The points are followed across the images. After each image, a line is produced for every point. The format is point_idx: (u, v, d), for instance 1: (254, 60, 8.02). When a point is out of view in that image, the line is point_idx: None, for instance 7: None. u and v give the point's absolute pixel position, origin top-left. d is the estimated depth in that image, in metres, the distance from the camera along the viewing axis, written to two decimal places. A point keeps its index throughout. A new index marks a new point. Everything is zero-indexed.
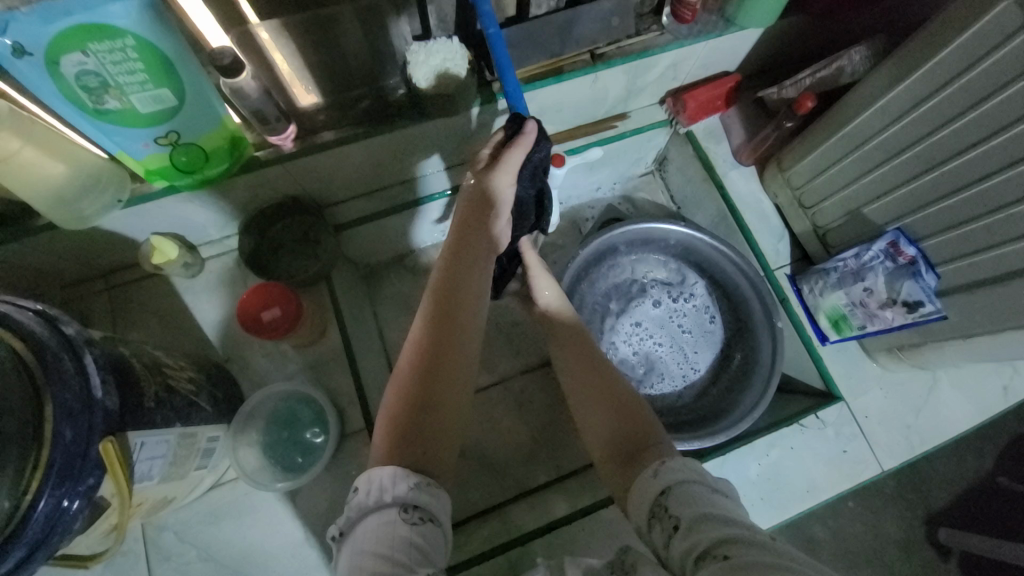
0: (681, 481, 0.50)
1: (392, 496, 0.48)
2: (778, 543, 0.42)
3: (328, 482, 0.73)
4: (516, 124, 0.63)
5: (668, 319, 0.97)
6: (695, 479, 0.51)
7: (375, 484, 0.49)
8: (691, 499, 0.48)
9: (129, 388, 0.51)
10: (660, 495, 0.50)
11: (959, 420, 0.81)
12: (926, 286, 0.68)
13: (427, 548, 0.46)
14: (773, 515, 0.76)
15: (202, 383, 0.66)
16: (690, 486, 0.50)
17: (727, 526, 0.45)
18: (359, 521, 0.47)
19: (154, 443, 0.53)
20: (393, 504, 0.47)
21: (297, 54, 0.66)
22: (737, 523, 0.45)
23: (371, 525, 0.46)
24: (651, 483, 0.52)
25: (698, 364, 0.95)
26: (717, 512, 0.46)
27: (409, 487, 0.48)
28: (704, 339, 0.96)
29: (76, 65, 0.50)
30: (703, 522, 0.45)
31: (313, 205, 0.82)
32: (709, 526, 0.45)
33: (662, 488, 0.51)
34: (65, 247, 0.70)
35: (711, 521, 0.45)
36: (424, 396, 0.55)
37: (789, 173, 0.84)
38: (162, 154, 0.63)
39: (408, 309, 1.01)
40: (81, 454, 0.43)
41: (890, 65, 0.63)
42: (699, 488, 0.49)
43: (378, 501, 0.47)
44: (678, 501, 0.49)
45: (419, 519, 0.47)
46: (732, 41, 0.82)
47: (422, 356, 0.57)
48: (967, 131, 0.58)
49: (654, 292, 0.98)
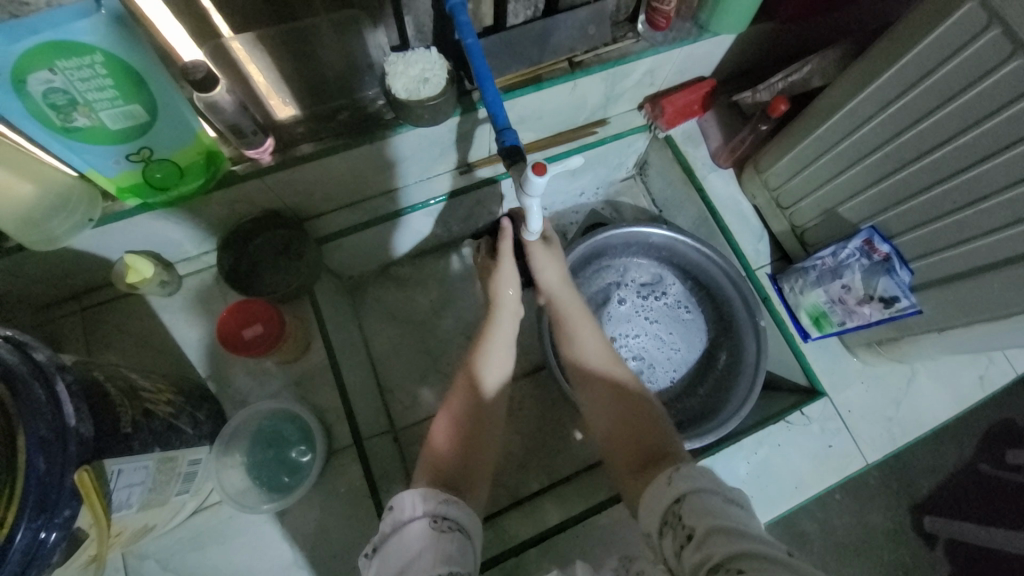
0: (695, 490, 0.49)
1: (423, 508, 0.50)
2: (799, 562, 0.40)
3: (317, 501, 0.71)
4: (497, 133, 0.63)
5: (640, 316, 0.99)
6: (711, 488, 0.49)
7: (406, 502, 0.51)
8: (705, 510, 0.47)
9: (107, 414, 0.49)
10: (673, 503, 0.50)
11: (939, 411, 0.83)
12: (901, 281, 0.70)
13: (457, 554, 0.47)
14: (770, 509, 0.77)
15: (182, 405, 0.64)
16: (704, 495, 0.49)
17: (744, 539, 0.43)
18: (393, 535, 0.49)
19: (132, 469, 0.51)
20: (424, 516, 0.50)
21: (273, 67, 0.65)
22: (753, 537, 0.43)
23: (404, 539, 0.48)
24: (664, 491, 0.52)
25: (676, 355, 0.96)
26: (731, 524, 0.45)
27: (438, 502, 0.51)
28: (676, 331, 0.97)
29: (42, 83, 0.48)
30: (715, 534, 0.44)
31: (293, 218, 0.81)
32: (721, 537, 0.43)
33: (676, 497, 0.50)
34: (35, 268, 0.67)
35: (723, 533, 0.44)
36: (461, 443, 0.61)
37: (766, 174, 0.86)
38: (135, 171, 0.61)
39: (394, 320, 1.00)
40: (57, 484, 0.42)
41: (858, 69, 0.65)
42: (712, 499, 0.48)
43: (410, 515, 0.50)
44: (692, 511, 0.48)
45: (450, 528, 0.49)
46: (706, 47, 0.83)
47: (454, 417, 0.63)
48: (934, 132, 0.60)
49: (625, 292, 0.99)
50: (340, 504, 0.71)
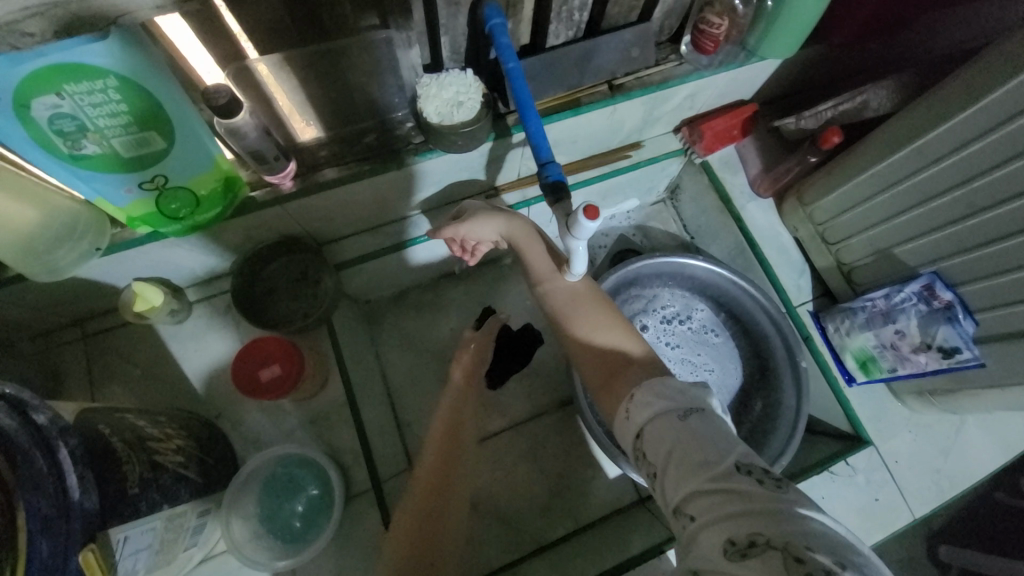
0: (652, 417, 0.48)
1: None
2: (749, 483, 0.40)
3: (331, 553, 0.66)
4: (538, 166, 0.58)
5: (665, 346, 0.92)
6: (665, 408, 0.48)
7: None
8: (662, 438, 0.46)
9: (112, 477, 0.45)
10: (636, 439, 0.49)
11: (987, 463, 0.78)
12: (964, 331, 0.66)
13: None
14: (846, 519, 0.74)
15: (192, 451, 0.59)
16: (662, 418, 0.47)
17: (694, 470, 0.42)
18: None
19: (138, 535, 0.47)
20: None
21: (297, 87, 0.59)
22: (701, 457, 0.43)
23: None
24: (626, 425, 0.50)
25: (710, 378, 0.90)
26: (683, 445, 0.44)
27: None
28: (705, 355, 0.92)
29: (49, 108, 0.44)
30: (670, 468, 0.44)
31: (312, 244, 0.76)
32: (675, 472, 0.43)
33: (637, 431, 0.49)
34: (37, 297, 0.63)
35: (676, 467, 0.43)
36: (431, 507, 0.61)
37: (811, 208, 0.81)
38: (147, 200, 0.57)
39: (411, 346, 0.95)
40: (58, 568, 0.37)
41: (924, 106, 0.61)
42: (668, 420, 0.46)
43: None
44: (651, 443, 0.47)
45: None
46: (751, 71, 0.79)
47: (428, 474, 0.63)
48: (1013, 179, 0.55)
49: (648, 321, 0.92)
50: (356, 558, 0.66)
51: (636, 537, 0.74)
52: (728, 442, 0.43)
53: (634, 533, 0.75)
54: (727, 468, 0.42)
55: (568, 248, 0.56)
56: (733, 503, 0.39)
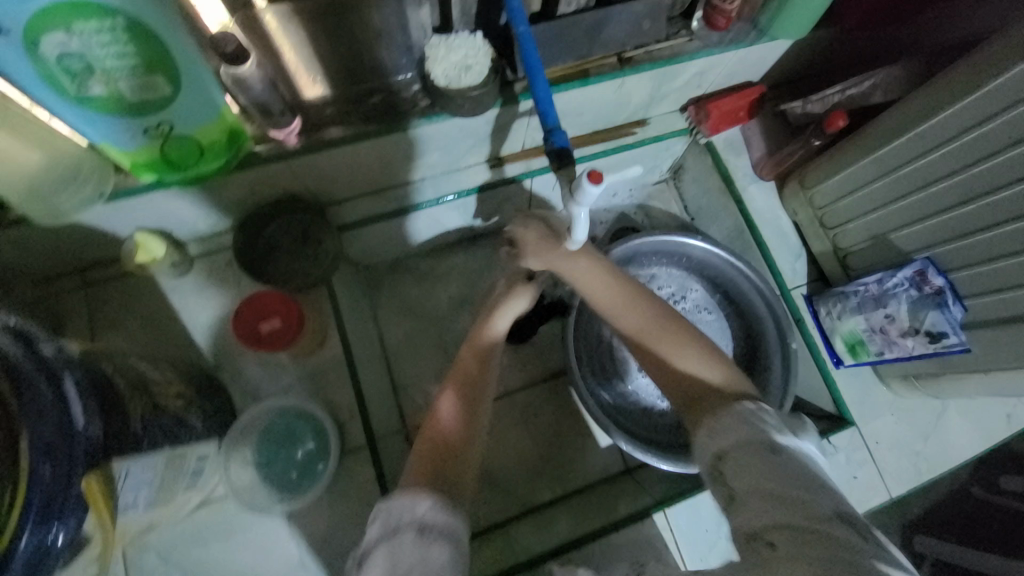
0: (736, 443, 0.48)
1: (411, 517, 0.46)
2: (849, 534, 0.40)
3: (326, 502, 0.69)
4: (544, 133, 0.58)
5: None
6: (757, 436, 0.47)
7: (395, 509, 0.47)
8: (746, 467, 0.46)
9: (114, 413, 0.46)
10: (716, 460, 0.49)
11: (965, 448, 0.81)
12: (952, 317, 0.67)
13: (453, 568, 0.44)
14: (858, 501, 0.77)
15: (191, 398, 0.61)
16: (750, 445, 0.47)
17: (788, 510, 0.42)
18: (381, 541, 0.45)
19: (140, 473, 0.51)
20: (411, 525, 0.45)
21: (305, 42, 0.60)
22: (796, 499, 0.42)
23: (393, 547, 0.44)
24: (709, 444, 0.50)
25: None
26: (776, 484, 0.44)
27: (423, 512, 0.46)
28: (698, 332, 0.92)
29: (57, 46, 0.44)
30: (754, 498, 0.44)
31: (315, 204, 0.77)
32: (761, 504, 0.43)
33: (716, 453, 0.49)
34: (39, 242, 0.63)
35: (762, 499, 0.43)
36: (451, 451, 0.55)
37: (812, 191, 0.82)
38: (152, 147, 0.57)
39: (409, 313, 0.96)
40: (62, 492, 0.39)
41: (930, 90, 0.61)
42: (755, 450, 0.46)
43: (396, 525, 0.46)
44: (735, 470, 0.46)
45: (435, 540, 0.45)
46: (761, 51, 0.78)
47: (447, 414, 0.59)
48: (1010, 166, 0.56)
49: None
50: (350, 507, 0.69)
51: (621, 504, 0.76)
52: (826, 491, 0.43)
53: (620, 501, 0.78)
54: (824, 513, 0.41)
55: (572, 213, 0.56)
56: (823, 550, 0.39)
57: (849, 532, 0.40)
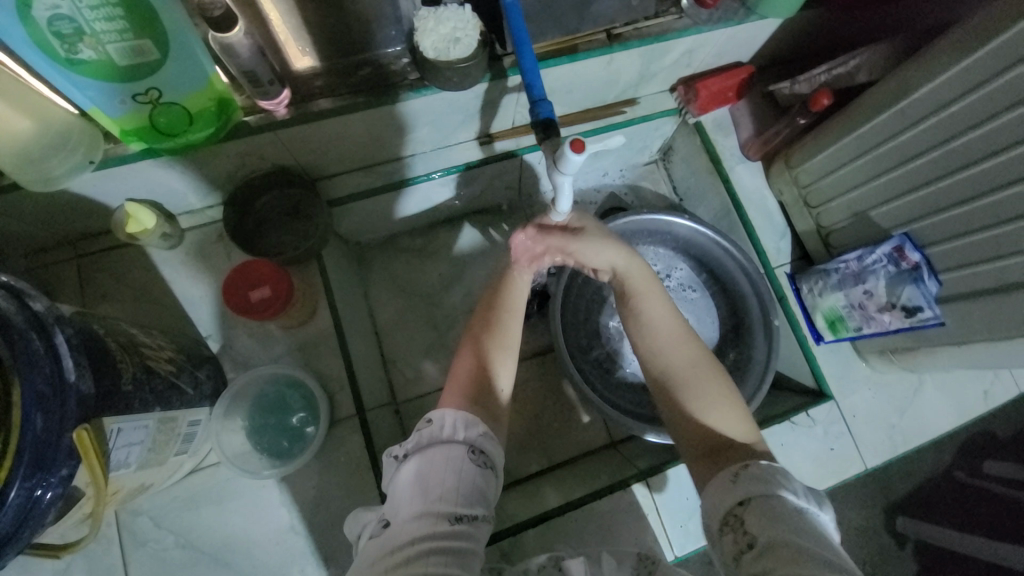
0: (761, 493, 0.48)
1: (463, 434, 0.51)
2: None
3: (316, 469, 0.70)
4: (531, 104, 0.59)
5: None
6: (784, 494, 0.48)
7: (447, 422, 0.52)
8: (772, 518, 0.46)
9: (106, 371, 0.47)
10: (737, 505, 0.49)
11: (941, 422, 0.83)
12: (927, 292, 0.69)
13: (484, 490, 0.49)
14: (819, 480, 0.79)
15: (182, 364, 0.62)
16: (775, 501, 0.47)
17: (808, 560, 0.41)
18: (427, 446, 0.50)
19: (132, 429, 0.49)
20: (463, 443, 0.50)
21: (293, 11, 0.60)
22: (816, 555, 0.42)
23: (440, 455, 0.49)
24: (730, 489, 0.50)
25: None
26: (798, 538, 0.44)
27: (478, 433, 0.51)
28: (682, 309, 0.95)
29: (48, 8, 0.44)
30: (779, 546, 0.43)
31: (305, 177, 0.77)
32: (784, 552, 0.43)
33: (741, 499, 0.49)
34: (30, 210, 0.64)
35: (786, 549, 0.43)
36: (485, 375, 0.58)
37: (797, 170, 0.83)
38: (141, 114, 0.57)
39: (400, 290, 0.97)
40: (54, 443, 0.40)
41: (911, 67, 0.62)
42: (779, 506, 0.47)
43: (450, 436, 0.50)
44: (758, 518, 0.46)
45: (482, 462, 0.50)
46: (750, 30, 0.79)
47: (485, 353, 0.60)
48: (985, 141, 0.57)
49: None
50: (340, 475, 0.70)
51: (603, 476, 0.78)
52: (843, 559, 0.43)
53: (605, 473, 0.79)
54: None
55: (555, 181, 0.57)
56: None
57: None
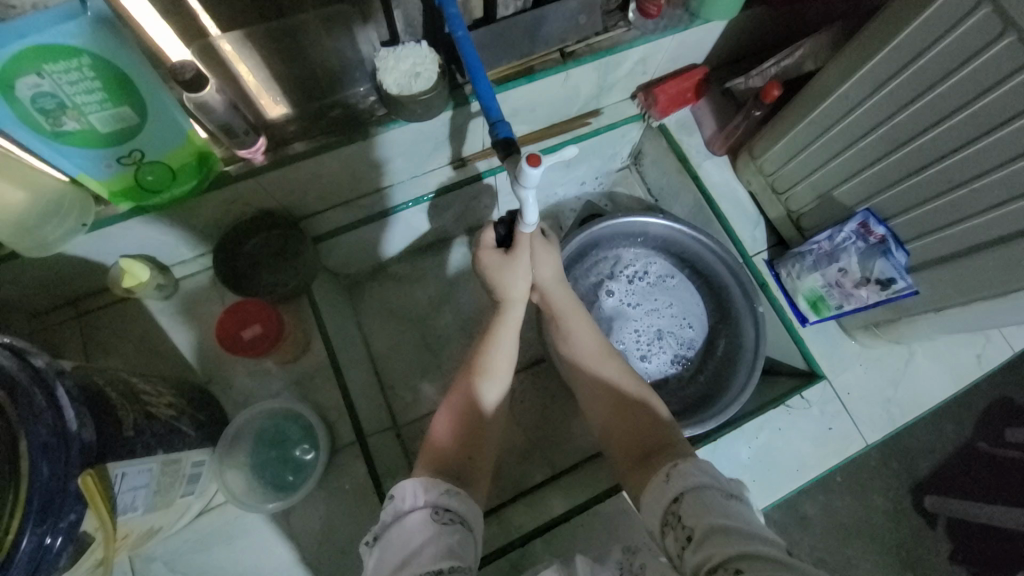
0: (693, 487, 0.50)
1: (424, 499, 0.51)
2: (798, 560, 0.41)
3: (321, 499, 0.72)
4: (490, 126, 0.63)
5: (628, 308, 0.98)
6: (710, 484, 0.50)
7: (407, 492, 0.52)
8: (702, 508, 0.48)
9: (108, 417, 0.49)
10: (673, 502, 0.51)
11: (937, 391, 0.83)
12: (897, 263, 0.71)
13: (457, 547, 0.48)
14: (768, 495, 0.78)
15: (183, 407, 0.64)
16: (704, 491, 0.49)
17: (736, 537, 0.43)
18: (392, 525, 0.50)
19: (137, 473, 0.51)
20: (426, 506, 0.50)
21: (262, 66, 0.64)
22: (751, 535, 0.44)
23: (405, 526, 0.49)
24: (664, 489, 0.52)
25: (672, 313, 0.98)
26: (734, 523, 0.45)
27: (439, 493, 0.52)
28: (667, 300, 0.98)
29: (31, 88, 0.48)
30: (716, 532, 0.45)
31: (288, 220, 0.81)
32: (721, 537, 0.44)
33: (675, 495, 0.51)
34: (32, 276, 0.67)
35: (722, 533, 0.44)
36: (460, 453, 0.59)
37: (761, 160, 0.86)
38: (127, 174, 0.61)
39: (392, 316, 1.02)
40: (61, 489, 0.42)
41: (848, 52, 0.65)
42: (711, 495, 0.49)
43: (412, 505, 0.50)
44: (690, 509, 0.48)
45: (450, 520, 0.50)
46: (698, 33, 0.82)
47: (457, 407, 0.63)
48: (924, 114, 0.60)
49: (613, 285, 0.98)
50: (345, 500, 0.72)
51: (600, 479, 0.79)
52: (767, 533, 0.45)
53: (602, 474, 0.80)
54: (783, 554, 0.42)
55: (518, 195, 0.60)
56: (778, 566, 0.40)
57: (797, 559, 0.41)
